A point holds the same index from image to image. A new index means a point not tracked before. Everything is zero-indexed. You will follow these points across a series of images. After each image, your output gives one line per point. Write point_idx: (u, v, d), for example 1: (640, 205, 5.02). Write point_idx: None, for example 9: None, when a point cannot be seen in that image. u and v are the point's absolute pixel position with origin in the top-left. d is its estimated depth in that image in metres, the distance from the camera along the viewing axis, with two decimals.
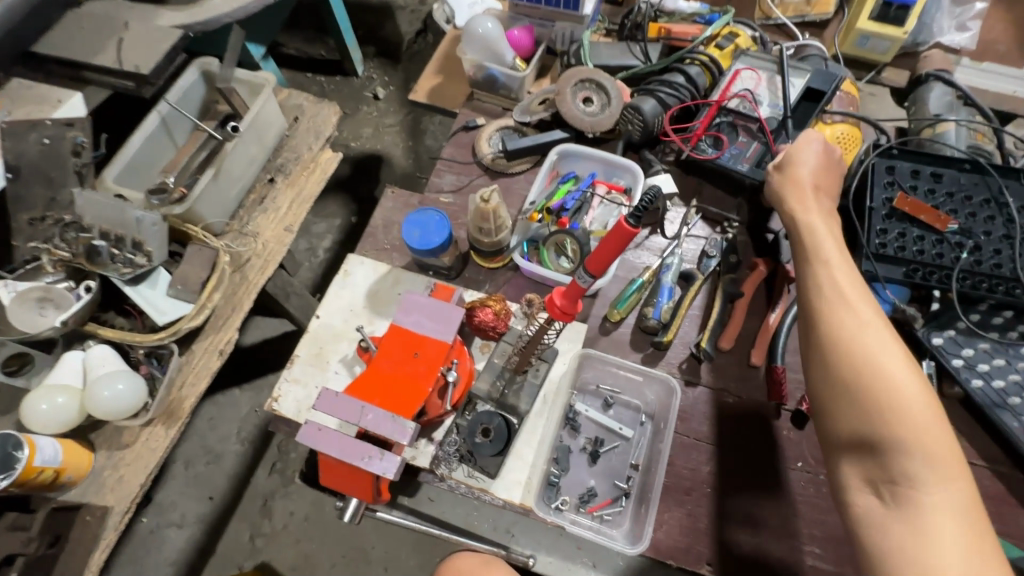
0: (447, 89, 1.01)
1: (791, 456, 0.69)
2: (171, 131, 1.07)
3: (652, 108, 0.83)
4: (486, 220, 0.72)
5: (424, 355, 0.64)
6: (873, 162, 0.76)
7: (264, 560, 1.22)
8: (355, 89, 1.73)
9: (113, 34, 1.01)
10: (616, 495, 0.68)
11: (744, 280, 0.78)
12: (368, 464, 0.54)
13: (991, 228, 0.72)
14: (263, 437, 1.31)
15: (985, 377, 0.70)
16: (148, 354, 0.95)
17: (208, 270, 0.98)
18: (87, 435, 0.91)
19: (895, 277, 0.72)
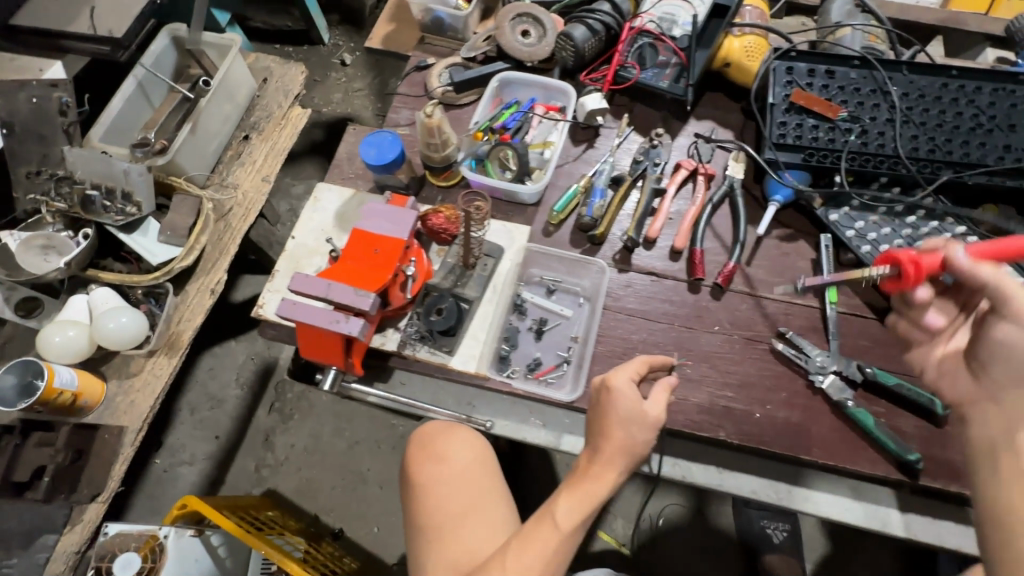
0: (399, 35, 1.10)
1: (708, 323, 0.80)
2: (147, 93, 1.15)
3: (582, 34, 0.92)
4: (433, 135, 0.81)
5: (383, 250, 0.74)
6: (774, 65, 0.85)
7: (270, 487, 1.34)
8: (323, 56, 1.80)
9: (85, 4, 1.09)
10: (558, 362, 0.79)
11: (669, 178, 0.88)
12: (336, 327, 0.65)
13: (877, 114, 0.82)
14: (260, 381, 1.43)
15: (873, 243, 0.80)
16: (147, 294, 1.05)
17: (193, 216, 1.08)
18: (99, 368, 1.01)
19: (794, 162, 0.82)
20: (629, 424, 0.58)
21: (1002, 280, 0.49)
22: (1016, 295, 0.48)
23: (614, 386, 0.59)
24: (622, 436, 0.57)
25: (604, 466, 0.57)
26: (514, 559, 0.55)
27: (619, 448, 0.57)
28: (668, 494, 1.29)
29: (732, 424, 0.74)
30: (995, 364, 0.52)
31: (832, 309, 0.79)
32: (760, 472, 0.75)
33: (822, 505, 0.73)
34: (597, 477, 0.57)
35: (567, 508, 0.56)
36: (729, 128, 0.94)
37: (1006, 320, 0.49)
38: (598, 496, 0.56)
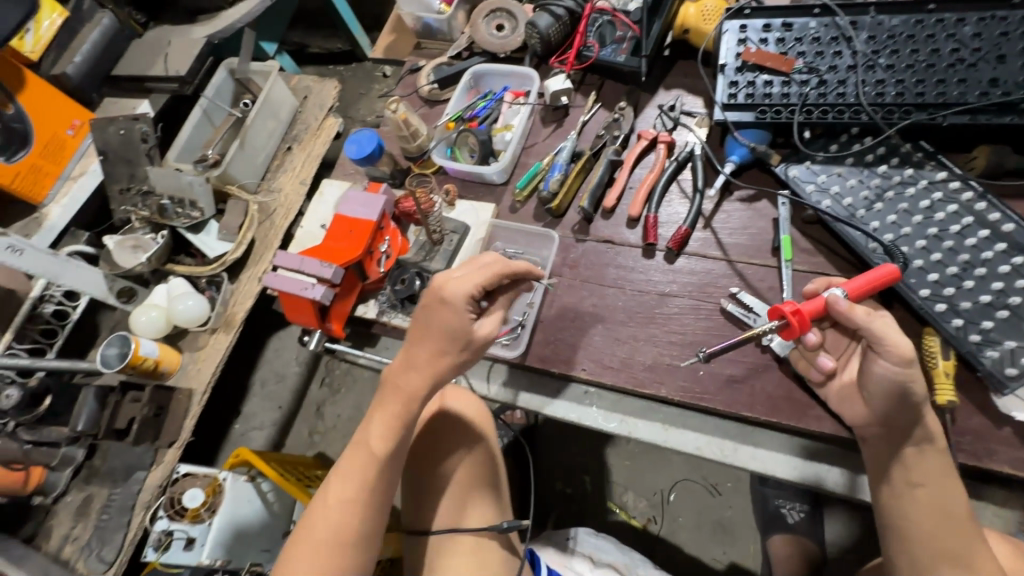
0: (398, 44, 1.23)
1: (660, 286, 0.82)
2: (211, 118, 1.38)
3: (547, 22, 0.97)
4: (402, 128, 0.93)
5: (357, 231, 0.87)
6: (727, 25, 0.85)
7: (320, 450, 1.54)
8: (367, 71, 1.95)
9: (161, 52, 1.36)
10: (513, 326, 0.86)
11: (629, 150, 0.91)
12: (307, 292, 0.80)
13: (837, 63, 0.78)
14: (314, 359, 1.64)
15: (835, 197, 0.77)
16: (209, 282, 1.28)
17: (242, 217, 1.30)
18: (177, 342, 1.27)
19: (746, 121, 0.81)
20: (445, 335, 0.65)
21: (872, 321, 0.60)
22: (887, 333, 0.59)
23: (444, 298, 0.65)
24: (427, 362, 0.66)
25: (409, 387, 0.67)
26: (339, 482, 0.69)
27: (426, 359, 0.66)
28: (680, 469, 1.29)
29: (675, 382, 0.76)
30: (878, 394, 0.62)
31: (788, 266, 0.78)
32: (706, 430, 0.76)
33: (768, 463, 0.72)
34: (406, 394, 0.68)
35: (380, 433, 0.69)
36: (697, 95, 0.93)
37: (882, 355, 0.61)
38: (405, 414, 0.68)
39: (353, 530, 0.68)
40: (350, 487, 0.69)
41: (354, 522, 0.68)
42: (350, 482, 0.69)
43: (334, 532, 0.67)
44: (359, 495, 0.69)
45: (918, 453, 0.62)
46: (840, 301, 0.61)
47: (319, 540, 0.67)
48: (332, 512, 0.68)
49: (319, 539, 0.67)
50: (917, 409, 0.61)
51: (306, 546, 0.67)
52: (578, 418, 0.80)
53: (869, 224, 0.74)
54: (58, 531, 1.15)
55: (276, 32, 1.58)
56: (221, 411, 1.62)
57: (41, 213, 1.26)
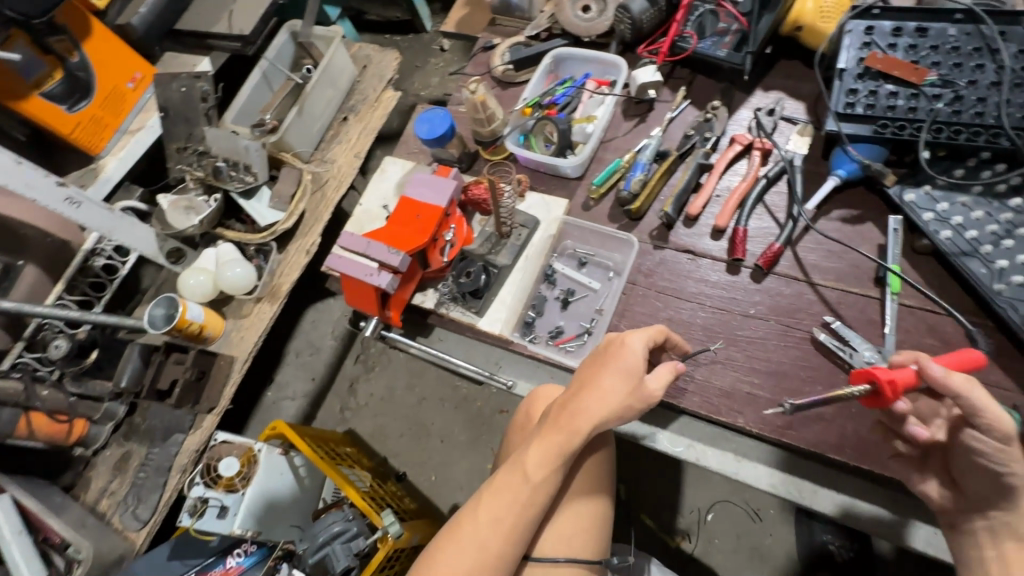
0: (472, 18, 1.17)
1: (744, 307, 0.76)
2: (269, 81, 1.34)
3: (641, 6, 0.89)
4: (478, 111, 0.88)
5: (424, 217, 0.82)
6: (850, 25, 0.76)
7: (350, 427, 1.53)
8: (425, 44, 1.87)
9: (226, 9, 1.32)
10: (579, 332, 0.81)
11: (721, 153, 0.84)
12: (370, 278, 0.77)
13: (977, 78, 0.70)
14: (350, 335, 1.62)
15: (957, 228, 0.69)
16: (258, 250, 1.27)
17: (295, 186, 1.27)
18: (222, 308, 1.26)
19: (862, 134, 0.73)
20: (622, 376, 0.66)
21: (973, 393, 0.51)
22: (988, 404, 0.51)
23: (627, 343, 0.67)
24: (602, 403, 0.65)
25: (574, 421, 0.66)
26: (491, 499, 0.67)
27: (595, 394, 0.66)
28: (720, 490, 1.24)
29: (755, 412, 0.71)
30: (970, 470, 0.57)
31: (892, 300, 0.71)
32: (782, 467, 0.70)
33: (849, 511, 0.67)
34: (569, 424, 0.66)
35: (539, 456, 0.66)
36: (801, 100, 0.85)
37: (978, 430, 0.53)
38: (566, 448, 0.65)
39: (501, 556, 0.64)
40: (502, 511, 0.66)
41: (506, 553, 0.64)
42: (502, 509, 0.66)
43: (484, 556, 0.63)
44: (512, 525, 0.65)
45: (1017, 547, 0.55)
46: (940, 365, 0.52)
47: (463, 559, 0.64)
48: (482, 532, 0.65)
49: (461, 557, 0.64)
50: None
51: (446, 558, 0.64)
52: (640, 437, 0.75)
53: (995, 263, 0.67)
54: (95, 484, 1.16)
55: None
56: (255, 377, 1.62)
57: (98, 165, 1.25)
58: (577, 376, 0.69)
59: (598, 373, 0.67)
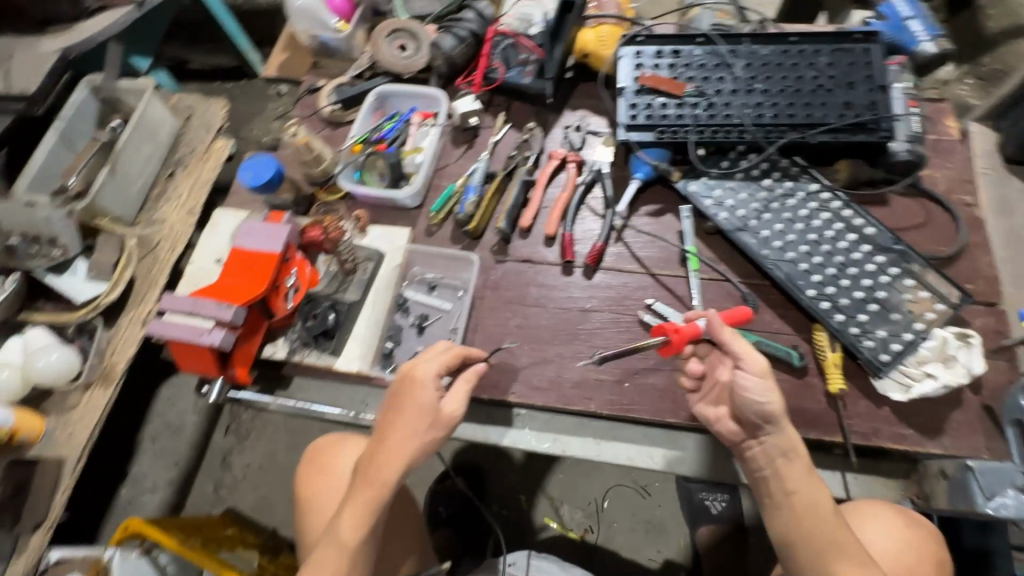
0: (294, 62, 1.15)
1: (580, 303, 0.84)
2: (70, 142, 1.20)
3: (450, 44, 0.96)
4: (304, 153, 0.90)
5: (258, 266, 0.79)
6: (623, 51, 0.90)
7: (229, 506, 1.39)
8: (259, 89, 1.80)
9: (2, 68, 1.17)
10: None
11: (540, 169, 0.92)
12: (202, 338, 0.72)
13: (722, 87, 0.86)
14: (216, 405, 1.48)
15: (730, 209, 0.83)
16: (80, 330, 1.12)
17: (117, 253, 1.14)
18: (40, 405, 1.08)
19: (648, 141, 0.85)
20: (420, 412, 0.67)
21: (734, 340, 0.66)
22: (743, 346, 0.65)
23: (419, 377, 0.68)
24: (400, 447, 0.67)
25: (382, 476, 0.68)
26: (314, 572, 0.69)
27: (396, 445, 0.67)
28: (611, 476, 1.32)
29: (603, 396, 0.78)
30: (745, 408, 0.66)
31: (695, 276, 0.83)
32: (635, 440, 0.77)
33: (693, 465, 0.76)
34: (376, 480, 0.68)
35: (351, 521, 0.68)
36: (601, 116, 0.96)
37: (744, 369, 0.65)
38: (376, 504, 0.68)
39: None
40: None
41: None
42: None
43: None
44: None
45: (786, 462, 0.66)
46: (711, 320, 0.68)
47: None
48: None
49: None
50: None
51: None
52: (508, 440, 0.79)
53: (761, 233, 0.81)
54: None
55: (148, 47, 1.43)
56: (103, 477, 1.40)
57: None
58: (379, 421, 0.70)
59: (397, 414, 0.68)
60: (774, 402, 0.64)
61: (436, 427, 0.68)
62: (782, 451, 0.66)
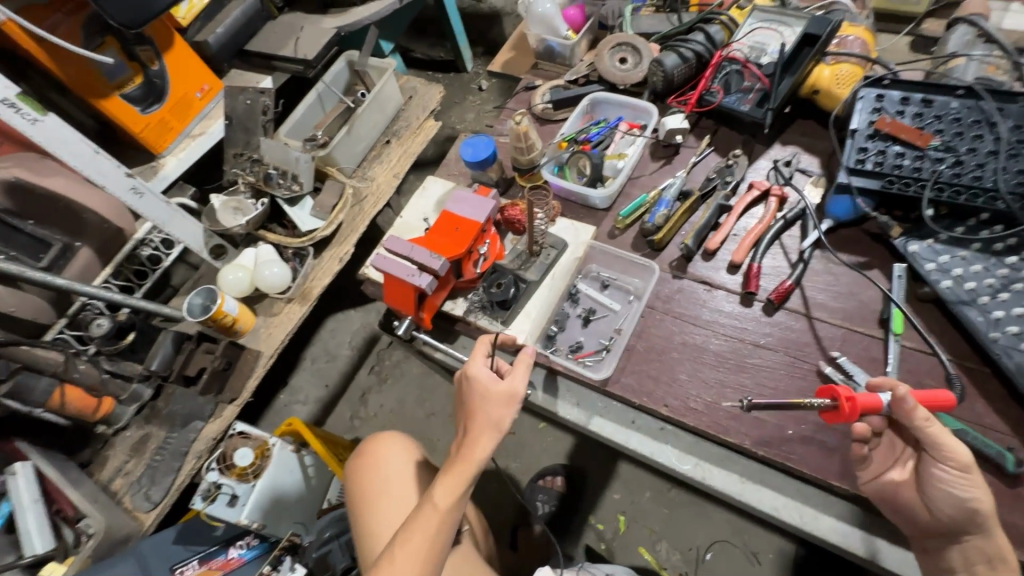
0: (516, 62, 1.27)
1: (754, 337, 0.81)
2: (323, 102, 1.45)
3: (672, 62, 0.98)
4: (520, 140, 0.96)
5: (462, 229, 0.89)
6: (862, 92, 0.85)
7: (358, 436, 1.56)
8: (464, 82, 2.00)
9: (294, 36, 1.46)
10: (598, 348, 0.87)
11: (738, 197, 0.91)
12: (411, 279, 0.83)
13: (977, 146, 0.77)
14: (367, 346, 1.67)
15: (957, 279, 0.75)
16: (295, 253, 1.35)
17: (337, 198, 1.36)
18: (254, 305, 1.33)
19: (870, 188, 0.80)
20: (500, 402, 0.72)
21: (928, 426, 0.61)
22: (943, 439, 0.62)
23: (473, 374, 0.74)
24: (485, 429, 0.71)
25: (476, 451, 0.71)
26: (403, 543, 0.71)
27: (487, 426, 0.71)
28: (720, 529, 1.25)
29: (761, 436, 0.74)
30: (941, 502, 0.63)
31: (895, 340, 0.76)
32: (786, 491, 0.73)
33: (848, 537, 0.70)
34: (467, 458, 0.71)
35: (444, 491, 0.71)
36: (815, 155, 0.93)
37: (939, 460, 0.63)
38: (468, 478, 0.71)
39: None
40: (417, 554, 0.70)
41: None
42: (420, 550, 0.70)
43: None
44: (428, 562, 0.70)
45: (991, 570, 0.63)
46: (903, 401, 0.61)
47: None
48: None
49: None
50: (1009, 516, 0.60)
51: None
52: (648, 451, 0.79)
53: (992, 313, 0.72)
54: (112, 462, 1.20)
55: (393, 34, 1.67)
56: (271, 379, 1.66)
57: (158, 162, 1.34)
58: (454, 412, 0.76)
59: (478, 405, 0.72)
60: (981, 500, 0.61)
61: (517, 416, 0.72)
62: (984, 557, 0.63)
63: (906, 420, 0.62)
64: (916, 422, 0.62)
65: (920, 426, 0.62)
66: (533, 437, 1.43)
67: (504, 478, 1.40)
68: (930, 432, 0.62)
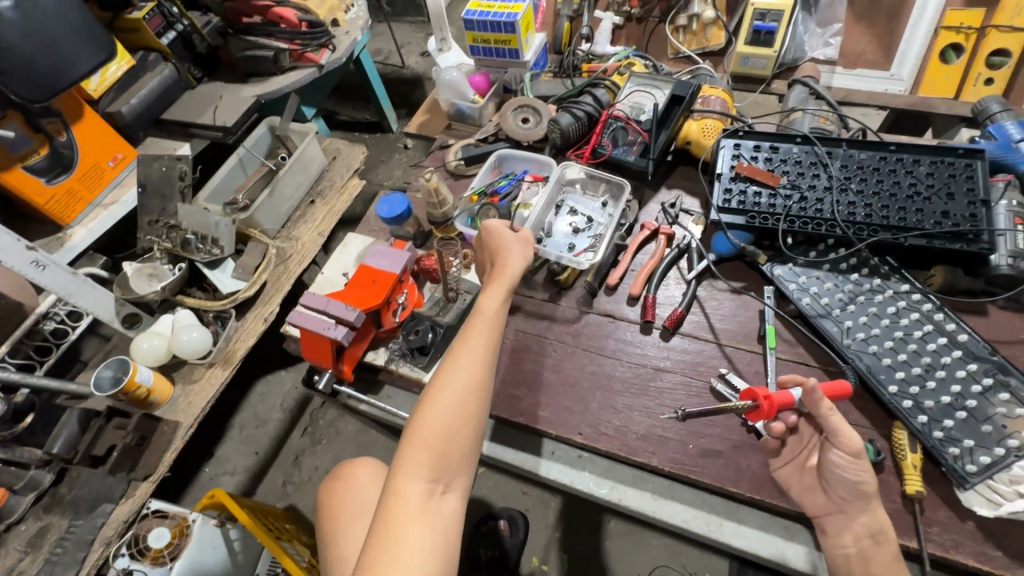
0: (430, 123, 1.36)
1: (654, 362, 0.89)
2: (244, 166, 1.47)
3: (568, 121, 1.09)
4: (432, 195, 1.03)
5: (379, 281, 0.93)
6: (723, 142, 0.99)
7: (292, 503, 1.49)
8: (390, 142, 2.09)
9: (212, 105, 1.49)
10: (589, 246, 0.99)
11: (633, 236, 1.01)
12: (327, 331, 0.85)
13: (816, 183, 0.92)
14: (299, 407, 1.63)
15: (814, 296, 0.86)
16: (216, 317, 1.33)
17: (260, 258, 1.36)
18: (172, 373, 1.28)
19: (737, 223, 0.92)
20: (522, 241, 0.80)
21: (832, 416, 0.68)
22: (841, 428, 0.68)
23: (492, 224, 0.82)
24: (515, 251, 0.78)
25: (510, 266, 0.76)
26: (458, 352, 0.68)
27: (511, 250, 0.78)
28: (659, 554, 1.28)
29: (667, 453, 0.80)
30: (835, 483, 0.70)
31: (771, 354, 0.86)
32: (693, 503, 0.79)
33: (749, 538, 0.76)
34: (501, 273, 0.76)
35: (488, 297, 0.73)
36: (694, 197, 1.05)
37: (836, 446, 0.70)
38: (509, 286, 0.74)
39: (485, 385, 0.66)
40: (478, 346, 0.68)
41: (485, 386, 0.66)
42: (479, 343, 0.68)
43: (467, 391, 0.64)
44: (489, 358, 0.68)
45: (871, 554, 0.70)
46: (810, 393, 0.69)
47: (453, 402, 0.63)
48: (465, 372, 0.65)
49: (457, 397, 0.64)
50: (872, 500, 0.68)
51: (435, 414, 0.63)
52: (568, 479, 0.83)
53: (844, 323, 0.83)
54: (3, 562, 1.08)
55: (315, 99, 1.74)
56: (195, 452, 1.57)
57: (65, 233, 1.30)
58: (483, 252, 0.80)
59: (502, 241, 0.79)
60: (867, 482, 0.68)
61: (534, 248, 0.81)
62: (870, 531, 0.67)
63: (813, 409, 0.69)
64: (819, 409, 0.69)
65: (824, 415, 0.68)
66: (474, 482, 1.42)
67: None
68: (833, 419, 0.68)
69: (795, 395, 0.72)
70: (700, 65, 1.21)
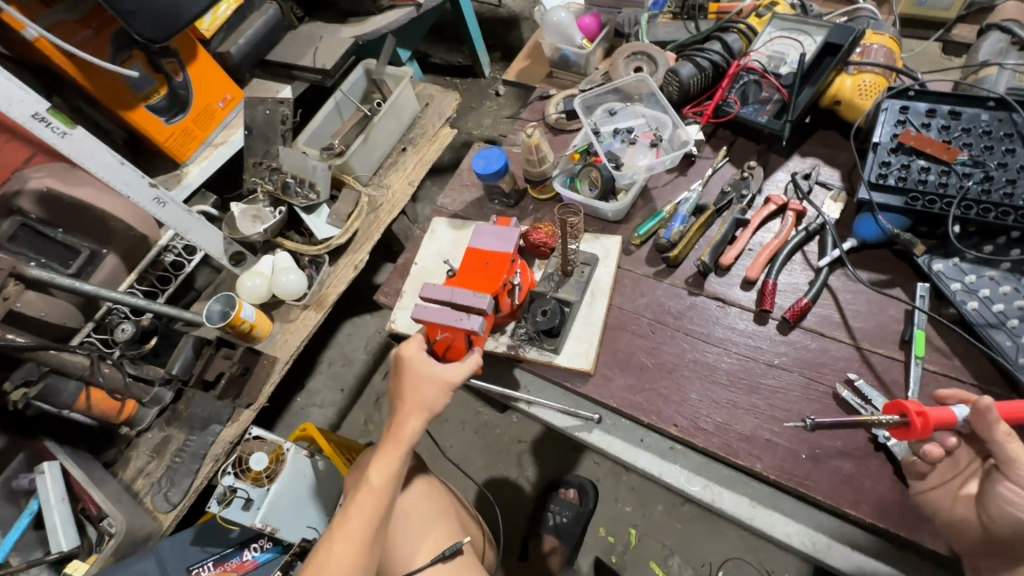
0: (532, 70, 1.25)
1: (769, 357, 0.79)
2: (341, 111, 1.47)
3: (688, 72, 0.96)
4: (532, 153, 0.97)
5: (493, 263, 0.82)
6: (885, 104, 0.82)
7: (372, 440, 1.58)
8: (482, 87, 2.00)
9: (313, 46, 1.48)
10: (658, 138, 0.97)
11: (755, 211, 0.88)
12: (462, 323, 0.76)
13: (1007, 161, 0.75)
14: (381, 351, 1.69)
15: (985, 300, 0.72)
16: (311, 261, 1.37)
17: (352, 206, 1.38)
18: (271, 311, 1.36)
19: (892, 205, 0.77)
20: (420, 381, 0.77)
21: (1011, 444, 0.57)
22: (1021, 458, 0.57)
23: (405, 357, 0.78)
24: (410, 397, 0.77)
25: (404, 427, 0.77)
26: (346, 524, 0.76)
27: (417, 407, 0.77)
28: (734, 546, 1.23)
29: (775, 460, 0.72)
30: (996, 519, 0.59)
31: (918, 364, 0.73)
32: (799, 517, 0.72)
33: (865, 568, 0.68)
34: (396, 435, 0.78)
35: (381, 465, 0.77)
36: (835, 168, 0.90)
37: (1011, 479, 0.58)
38: (398, 453, 0.77)
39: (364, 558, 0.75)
40: (361, 517, 0.76)
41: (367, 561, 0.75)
42: (362, 525, 0.75)
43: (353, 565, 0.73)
44: (369, 533, 0.75)
45: None
46: (983, 413, 0.56)
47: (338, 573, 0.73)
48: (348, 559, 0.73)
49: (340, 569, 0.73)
50: None
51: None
52: (658, 471, 0.78)
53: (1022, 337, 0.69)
54: (134, 463, 1.24)
55: (411, 41, 1.69)
56: (289, 381, 1.70)
57: (182, 171, 1.38)
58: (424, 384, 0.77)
59: (417, 374, 0.77)
60: None
61: (445, 386, 0.77)
62: None
63: (985, 435, 0.57)
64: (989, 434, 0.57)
65: (1000, 446, 0.57)
66: (546, 446, 1.42)
67: (517, 489, 1.40)
68: (1008, 447, 0.57)
69: (957, 414, 0.59)
70: (860, 5, 1.00)
